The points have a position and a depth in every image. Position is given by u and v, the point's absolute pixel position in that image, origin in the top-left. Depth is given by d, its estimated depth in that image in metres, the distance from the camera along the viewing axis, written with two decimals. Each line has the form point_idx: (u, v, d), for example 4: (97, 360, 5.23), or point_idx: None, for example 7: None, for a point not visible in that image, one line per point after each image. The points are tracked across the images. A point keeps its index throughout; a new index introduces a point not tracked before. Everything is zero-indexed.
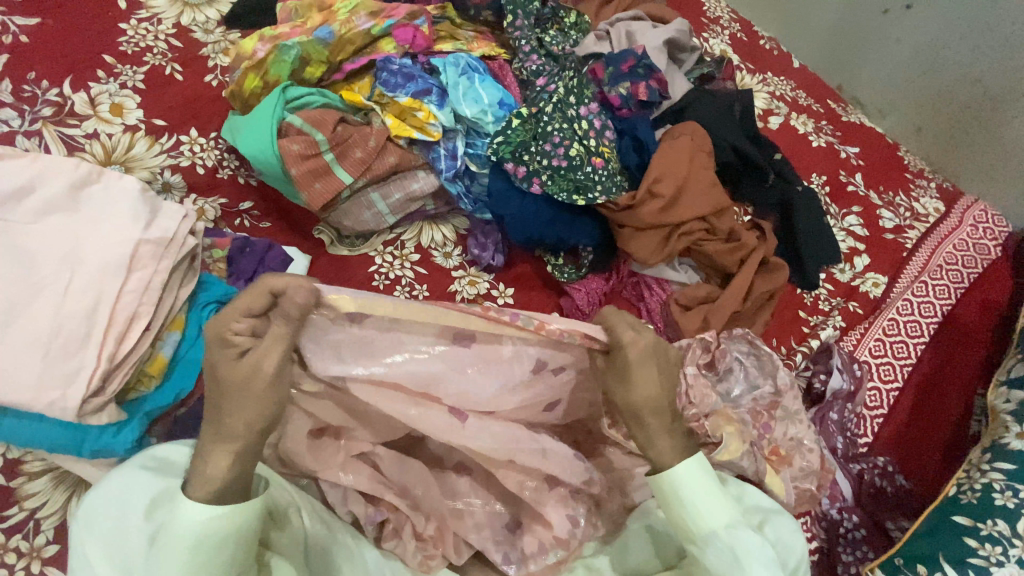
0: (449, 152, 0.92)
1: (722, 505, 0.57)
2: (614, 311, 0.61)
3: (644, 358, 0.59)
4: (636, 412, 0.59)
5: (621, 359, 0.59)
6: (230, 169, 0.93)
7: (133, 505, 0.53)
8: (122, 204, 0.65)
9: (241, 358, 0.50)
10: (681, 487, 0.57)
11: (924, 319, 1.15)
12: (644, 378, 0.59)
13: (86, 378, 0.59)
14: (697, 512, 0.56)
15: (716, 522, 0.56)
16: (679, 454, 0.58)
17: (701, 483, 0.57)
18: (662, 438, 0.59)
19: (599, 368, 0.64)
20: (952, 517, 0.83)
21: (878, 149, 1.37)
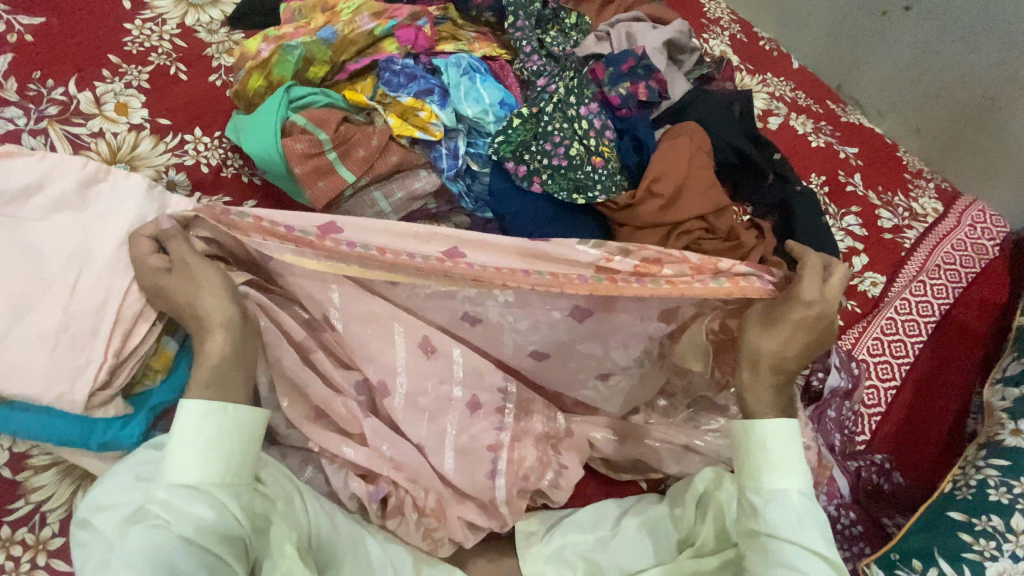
0: (450, 152, 0.93)
1: (796, 471, 0.65)
2: (814, 268, 0.69)
3: (797, 313, 0.68)
4: (756, 353, 0.69)
5: (790, 310, 0.69)
6: (234, 168, 0.94)
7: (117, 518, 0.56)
8: (131, 201, 0.66)
9: (170, 272, 0.62)
10: (769, 441, 0.66)
11: (921, 319, 1.16)
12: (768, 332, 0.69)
13: (93, 373, 0.60)
14: (772, 466, 0.65)
15: (790, 485, 0.64)
16: (778, 406, 0.69)
17: (785, 445, 0.66)
18: (760, 386, 0.69)
19: (755, 305, 0.73)
20: (947, 513, 0.84)
21: (877, 149, 1.38)
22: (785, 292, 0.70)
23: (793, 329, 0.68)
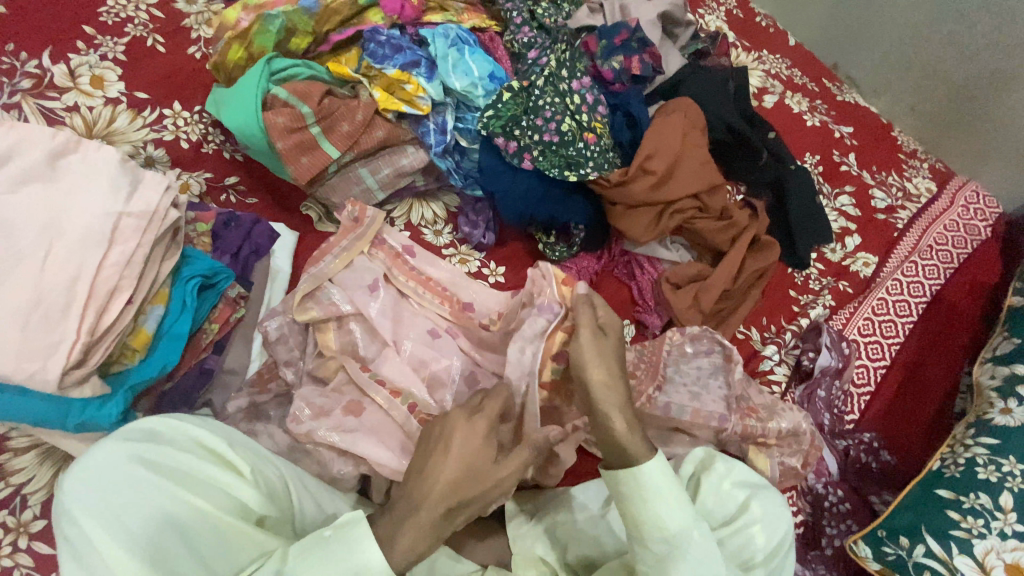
0: (438, 127, 0.90)
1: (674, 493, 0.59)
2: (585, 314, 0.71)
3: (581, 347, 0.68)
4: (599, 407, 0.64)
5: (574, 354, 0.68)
6: (215, 143, 0.91)
7: (114, 509, 0.51)
8: (103, 174, 0.63)
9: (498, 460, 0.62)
10: (648, 484, 0.59)
11: (912, 299, 1.16)
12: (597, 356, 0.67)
13: (67, 351, 0.58)
14: (655, 515, 0.58)
15: (672, 527, 0.58)
16: (641, 452, 0.61)
17: (669, 485, 0.59)
18: (626, 437, 0.61)
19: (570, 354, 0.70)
20: (935, 491, 0.85)
21: (871, 128, 1.37)
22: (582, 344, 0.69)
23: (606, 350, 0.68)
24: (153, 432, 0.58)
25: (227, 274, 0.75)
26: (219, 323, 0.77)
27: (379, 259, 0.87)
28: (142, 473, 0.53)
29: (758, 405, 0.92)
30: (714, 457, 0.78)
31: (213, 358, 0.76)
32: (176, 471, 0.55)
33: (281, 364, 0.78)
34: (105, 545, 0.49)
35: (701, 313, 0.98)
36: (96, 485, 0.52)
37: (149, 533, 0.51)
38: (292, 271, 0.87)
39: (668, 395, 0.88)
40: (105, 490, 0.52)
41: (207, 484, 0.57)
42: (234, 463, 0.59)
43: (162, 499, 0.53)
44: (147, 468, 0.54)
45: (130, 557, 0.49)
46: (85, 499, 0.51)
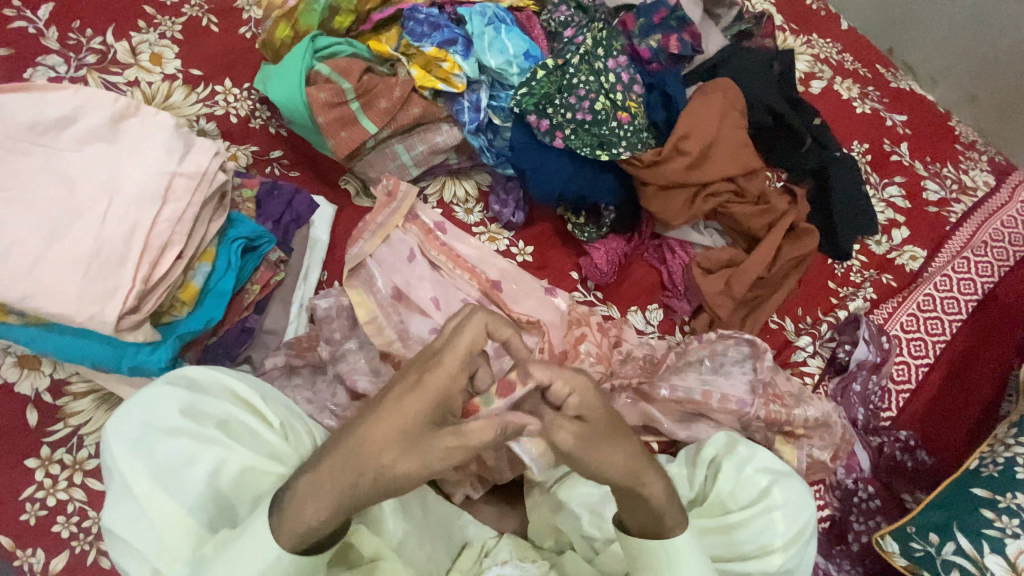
0: (472, 104, 0.92)
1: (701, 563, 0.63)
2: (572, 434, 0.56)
3: (593, 456, 0.53)
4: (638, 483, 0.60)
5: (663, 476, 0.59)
6: (262, 119, 0.95)
7: (147, 444, 0.58)
8: (158, 137, 0.68)
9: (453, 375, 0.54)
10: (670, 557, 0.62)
11: (962, 296, 1.10)
12: (602, 448, 0.54)
13: (122, 298, 0.63)
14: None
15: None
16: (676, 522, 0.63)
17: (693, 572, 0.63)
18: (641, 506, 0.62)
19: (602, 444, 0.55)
20: (970, 489, 0.81)
21: (927, 117, 1.30)
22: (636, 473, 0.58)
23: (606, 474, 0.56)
24: (191, 383, 0.63)
25: (269, 240, 0.78)
26: (259, 285, 0.80)
27: (412, 233, 0.90)
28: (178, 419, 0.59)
29: (784, 392, 0.90)
30: (737, 442, 0.79)
31: (253, 318, 0.80)
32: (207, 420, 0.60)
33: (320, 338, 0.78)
34: (138, 479, 0.56)
35: (733, 299, 0.95)
36: (135, 425, 0.59)
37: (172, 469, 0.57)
38: (330, 243, 0.89)
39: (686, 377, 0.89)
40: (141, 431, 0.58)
41: (235, 428, 0.62)
42: (262, 411, 0.64)
43: (190, 440, 0.59)
44: (180, 414, 0.60)
45: (161, 490, 0.56)
46: (126, 437, 0.58)
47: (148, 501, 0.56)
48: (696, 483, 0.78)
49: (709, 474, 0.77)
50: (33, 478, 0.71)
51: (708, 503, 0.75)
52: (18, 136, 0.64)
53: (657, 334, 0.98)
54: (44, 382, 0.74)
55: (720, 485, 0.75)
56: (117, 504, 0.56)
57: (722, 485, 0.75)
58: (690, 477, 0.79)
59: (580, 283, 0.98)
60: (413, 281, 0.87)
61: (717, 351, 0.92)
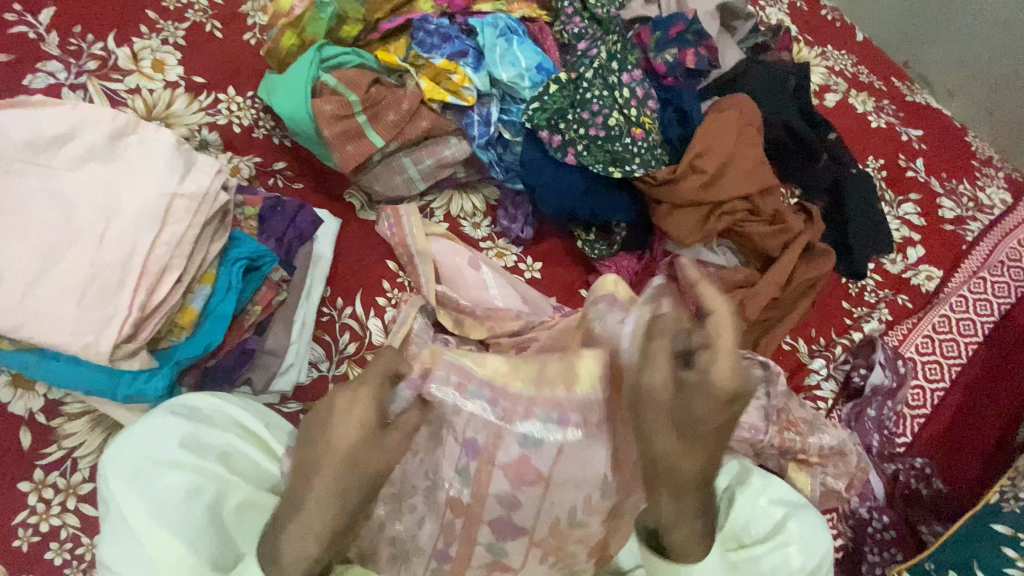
0: (482, 118, 0.90)
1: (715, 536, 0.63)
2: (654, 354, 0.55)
3: (658, 398, 0.55)
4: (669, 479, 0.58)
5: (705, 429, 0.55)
6: (266, 129, 0.93)
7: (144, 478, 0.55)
8: (159, 157, 0.66)
9: None
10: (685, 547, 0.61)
11: (979, 318, 1.07)
12: (655, 411, 0.55)
13: (118, 325, 0.60)
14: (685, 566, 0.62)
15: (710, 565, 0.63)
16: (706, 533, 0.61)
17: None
18: (679, 517, 0.59)
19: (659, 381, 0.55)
20: (991, 525, 0.78)
21: (944, 132, 1.27)
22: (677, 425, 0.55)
23: (667, 403, 0.55)
24: (190, 402, 0.61)
25: (271, 259, 0.76)
26: (261, 306, 0.77)
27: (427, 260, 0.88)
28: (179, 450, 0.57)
29: (799, 418, 0.88)
30: (751, 472, 0.76)
31: (254, 339, 0.77)
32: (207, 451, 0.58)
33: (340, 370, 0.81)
34: (140, 520, 0.53)
35: (746, 321, 0.93)
36: (133, 457, 0.56)
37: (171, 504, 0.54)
38: (334, 258, 0.87)
39: None
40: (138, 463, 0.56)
41: (236, 459, 0.61)
42: (262, 443, 0.63)
43: (196, 474, 0.56)
44: (183, 445, 0.57)
45: (166, 530, 0.53)
46: (124, 470, 0.55)
47: (150, 539, 0.53)
48: None
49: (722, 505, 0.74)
50: (24, 503, 0.68)
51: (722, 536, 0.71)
52: (14, 155, 0.62)
53: None
54: (37, 403, 0.72)
55: (734, 517, 0.72)
56: (117, 542, 0.53)
57: (736, 518, 0.72)
58: None
59: None
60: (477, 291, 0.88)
61: None
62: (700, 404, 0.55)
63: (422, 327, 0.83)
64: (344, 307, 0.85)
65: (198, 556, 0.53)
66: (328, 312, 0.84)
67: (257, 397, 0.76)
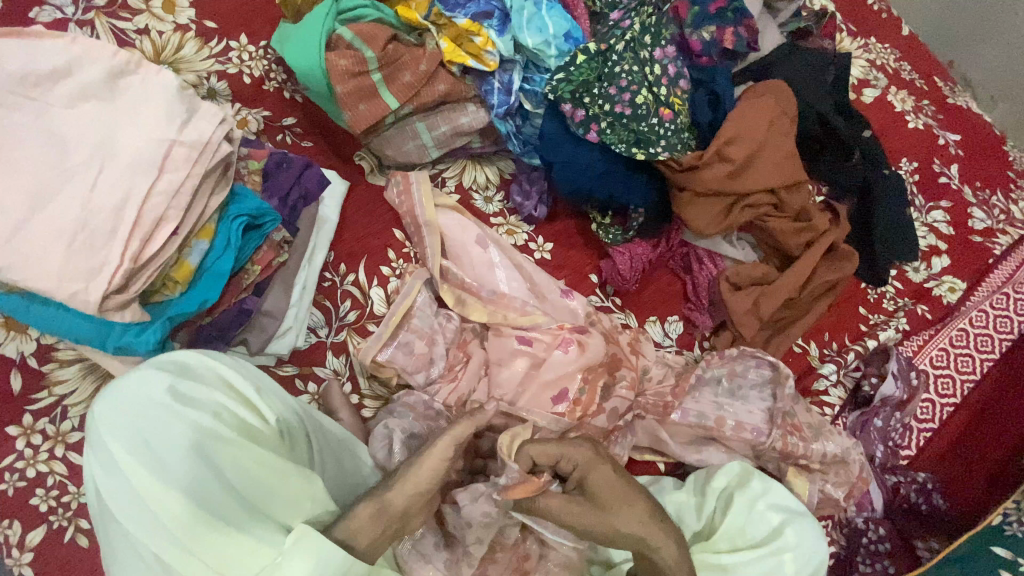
0: (503, 86, 0.85)
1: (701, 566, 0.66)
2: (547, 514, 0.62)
3: (563, 510, 0.61)
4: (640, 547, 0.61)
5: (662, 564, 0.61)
6: (277, 82, 0.88)
7: (132, 430, 0.50)
8: (160, 100, 0.63)
9: None
10: None
11: (997, 334, 1.03)
12: (613, 514, 0.61)
13: (108, 275, 0.58)
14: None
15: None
16: None
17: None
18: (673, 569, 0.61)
19: (568, 520, 0.61)
20: (991, 547, 0.77)
21: (983, 139, 1.21)
22: (591, 501, 0.62)
23: (631, 532, 0.61)
24: (172, 354, 0.58)
25: (274, 218, 0.73)
26: (260, 266, 0.74)
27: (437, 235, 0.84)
28: (167, 403, 0.52)
29: (803, 423, 0.85)
30: (752, 475, 0.75)
31: (252, 299, 0.74)
32: (197, 405, 0.53)
33: (339, 339, 0.79)
34: (131, 471, 0.48)
35: (759, 320, 0.90)
36: (121, 408, 0.51)
37: (162, 458, 0.49)
38: (339, 222, 0.84)
39: (693, 389, 0.85)
40: (128, 414, 0.51)
41: (230, 417, 0.55)
42: (256, 405, 0.58)
43: (189, 431, 0.51)
44: (174, 400, 0.52)
45: (163, 487, 0.48)
46: (115, 426, 0.50)
47: (151, 498, 0.48)
48: (704, 513, 0.74)
49: (718, 506, 0.74)
50: (12, 448, 0.68)
51: (713, 538, 0.70)
52: (7, 87, 0.59)
53: (674, 348, 0.92)
54: (29, 347, 0.70)
55: (729, 520, 0.70)
56: (113, 495, 0.49)
57: (731, 520, 0.70)
58: (698, 508, 0.75)
59: (598, 287, 0.92)
60: (484, 268, 0.85)
61: (736, 372, 0.87)
62: (602, 476, 0.63)
63: (425, 301, 0.82)
64: (347, 273, 0.82)
65: (202, 513, 0.48)
66: (330, 278, 0.82)
67: (253, 358, 0.74)
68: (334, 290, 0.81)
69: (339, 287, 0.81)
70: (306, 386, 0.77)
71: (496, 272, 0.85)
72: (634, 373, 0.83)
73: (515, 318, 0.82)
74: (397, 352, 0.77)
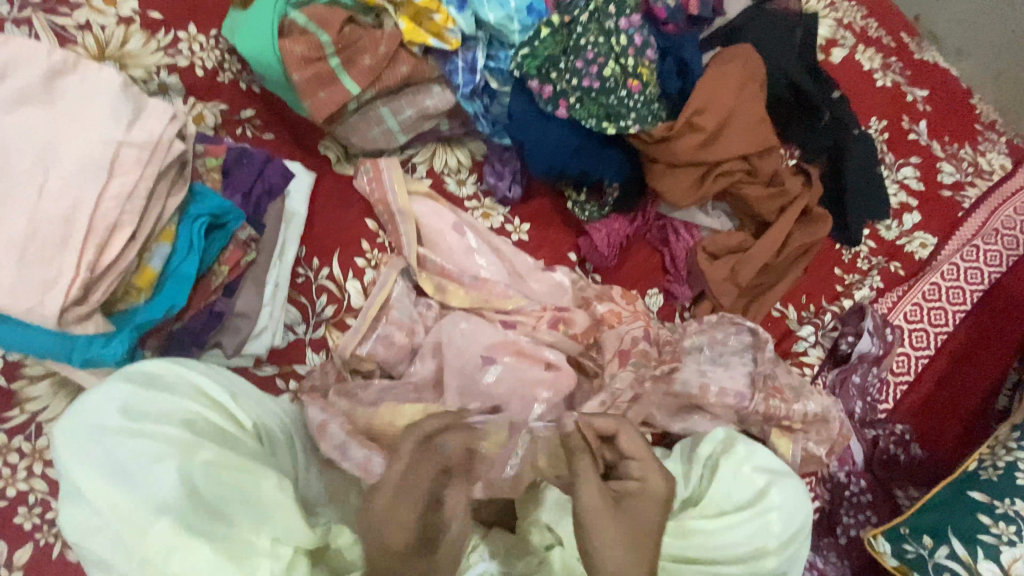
0: (467, 64, 0.83)
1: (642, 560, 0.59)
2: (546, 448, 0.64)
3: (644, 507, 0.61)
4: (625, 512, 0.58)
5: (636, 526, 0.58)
6: (231, 72, 0.84)
7: (94, 437, 0.49)
8: (103, 100, 0.60)
9: None
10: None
11: (968, 286, 1.05)
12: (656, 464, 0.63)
13: (65, 288, 0.55)
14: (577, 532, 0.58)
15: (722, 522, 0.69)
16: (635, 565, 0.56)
17: (718, 534, 0.69)
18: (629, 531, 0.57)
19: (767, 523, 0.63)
20: (968, 493, 0.78)
21: (949, 94, 1.22)
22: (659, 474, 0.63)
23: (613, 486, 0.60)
24: (139, 363, 0.57)
25: (237, 216, 0.71)
26: (228, 266, 0.72)
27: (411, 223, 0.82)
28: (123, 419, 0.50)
29: (784, 385, 0.87)
30: (736, 440, 0.76)
31: (223, 301, 0.73)
32: (157, 416, 0.52)
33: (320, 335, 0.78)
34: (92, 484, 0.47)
35: (737, 287, 0.91)
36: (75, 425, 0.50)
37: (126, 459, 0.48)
38: (309, 215, 0.82)
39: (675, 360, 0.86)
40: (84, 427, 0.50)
41: (201, 424, 0.53)
42: (230, 410, 0.57)
43: (157, 441, 0.50)
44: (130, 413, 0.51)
45: (133, 503, 0.47)
46: (75, 442, 0.49)
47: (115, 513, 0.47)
48: (690, 481, 0.74)
49: (704, 473, 0.75)
50: None
51: (701, 503, 0.71)
52: None
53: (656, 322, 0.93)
54: None
55: (714, 486, 0.72)
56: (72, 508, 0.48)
57: (719, 484, 0.72)
58: (685, 477, 0.76)
59: (578, 265, 0.92)
60: (462, 255, 0.84)
61: (717, 339, 0.89)
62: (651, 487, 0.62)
63: (402, 292, 0.81)
64: (320, 268, 0.80)
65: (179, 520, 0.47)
66: (303, 273, 0.80)
67: (230, 360, 0.73)
68: (308, 287, 0.79)
69: (316, 283, 0.80)
70: (287, 385, 0.76)
71: (476, 258, 0.84)
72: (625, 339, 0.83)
73: (497, 302, 0.82)
74: (377, 345, 0.77)
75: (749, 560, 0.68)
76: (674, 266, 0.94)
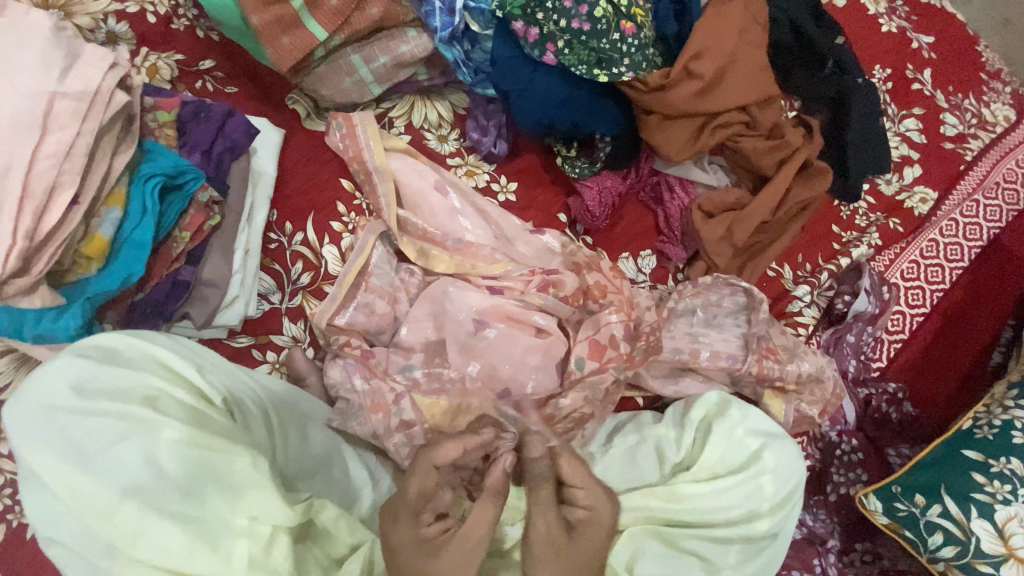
0: (445, 4, 0.74)
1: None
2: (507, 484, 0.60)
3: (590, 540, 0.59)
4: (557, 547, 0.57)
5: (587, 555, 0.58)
6: (187, 19, 0.77)
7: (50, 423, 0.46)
8: (32, 47, 0.55)
9: None
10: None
11: (967, 243, 1.03)
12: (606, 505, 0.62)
13: (2, 256, 0.51)
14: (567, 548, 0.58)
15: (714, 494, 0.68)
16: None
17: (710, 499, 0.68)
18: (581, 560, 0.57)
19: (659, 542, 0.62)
20: (962, 451, 0.77)
21: (956, 41, 1.15)
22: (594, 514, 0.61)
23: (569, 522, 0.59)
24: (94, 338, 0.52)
25: (195, 176, 0.65)
26: (190, 232, 0.67)
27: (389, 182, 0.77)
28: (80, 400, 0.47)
29: (779, 346, 0.85)
30: (730, 403, 0.75)
31: (187, 270, 0.68)
32: (116, 396, 0.48)
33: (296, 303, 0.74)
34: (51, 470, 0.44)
35: (733, 247, 0.87)
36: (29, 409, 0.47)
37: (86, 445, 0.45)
38: (279, 175, 0.77)
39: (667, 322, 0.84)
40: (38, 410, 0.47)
41: (165, 403, 0.50)
42: (200, 386, 0.53)
43: (116, 421, 0.47)
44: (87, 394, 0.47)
45: (96, 487, 0.44)
46: (29, 426, 0.46)
47: (77, 499, 0.44)
48: (683, 446, 0.73)
49: (698, 437, 0.73)
50: None
51: (695, 468, 0.70)
52: None
53: (649, 284, 0.89)
54: None
55: (708, 452, 0.71)
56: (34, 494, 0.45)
57: (712, 449, 0.71)
58: (678, 440, 0.74)
59: (568, 226, 0.87)
60: (445, 216, 0.79)
61: (711, 302, 0.85)
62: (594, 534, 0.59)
63: (382, 257, 0.76)
64: (294, 233, 0.76)
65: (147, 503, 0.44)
66: (276, 239, 0.75)
67: (200, 331, 0.69)
68: (283, 253, 0.75)
69: (290, 248, 0.75)
70: (264, 356, 0.72)
71: (460, 220, 0.79)
72: (622, 297, 0.77)
73: (484, 268, 0.78)
74: (357, 314, 0.73)
75: (739, 522, 0.68)
76: (669, 225, 0.90)
